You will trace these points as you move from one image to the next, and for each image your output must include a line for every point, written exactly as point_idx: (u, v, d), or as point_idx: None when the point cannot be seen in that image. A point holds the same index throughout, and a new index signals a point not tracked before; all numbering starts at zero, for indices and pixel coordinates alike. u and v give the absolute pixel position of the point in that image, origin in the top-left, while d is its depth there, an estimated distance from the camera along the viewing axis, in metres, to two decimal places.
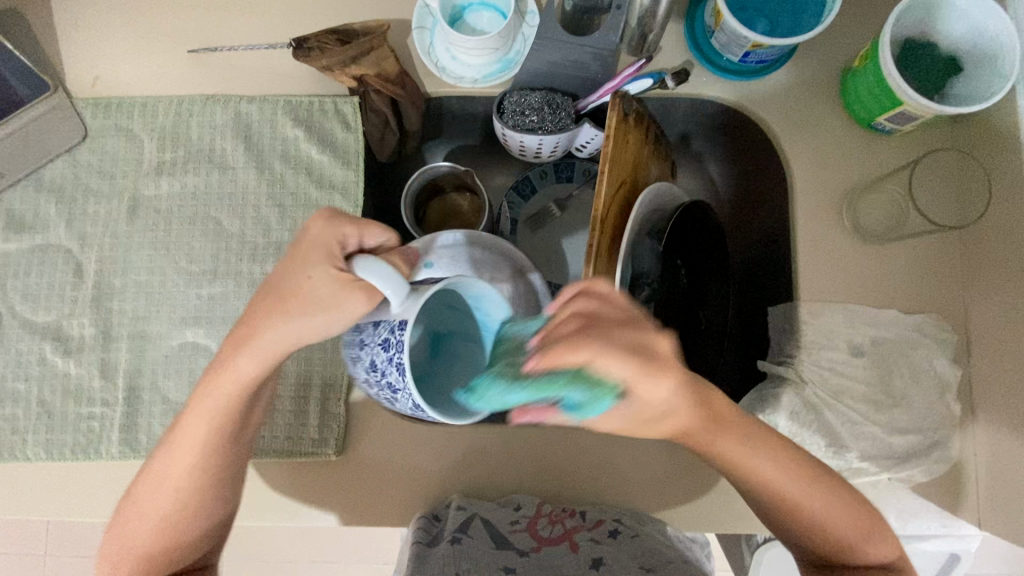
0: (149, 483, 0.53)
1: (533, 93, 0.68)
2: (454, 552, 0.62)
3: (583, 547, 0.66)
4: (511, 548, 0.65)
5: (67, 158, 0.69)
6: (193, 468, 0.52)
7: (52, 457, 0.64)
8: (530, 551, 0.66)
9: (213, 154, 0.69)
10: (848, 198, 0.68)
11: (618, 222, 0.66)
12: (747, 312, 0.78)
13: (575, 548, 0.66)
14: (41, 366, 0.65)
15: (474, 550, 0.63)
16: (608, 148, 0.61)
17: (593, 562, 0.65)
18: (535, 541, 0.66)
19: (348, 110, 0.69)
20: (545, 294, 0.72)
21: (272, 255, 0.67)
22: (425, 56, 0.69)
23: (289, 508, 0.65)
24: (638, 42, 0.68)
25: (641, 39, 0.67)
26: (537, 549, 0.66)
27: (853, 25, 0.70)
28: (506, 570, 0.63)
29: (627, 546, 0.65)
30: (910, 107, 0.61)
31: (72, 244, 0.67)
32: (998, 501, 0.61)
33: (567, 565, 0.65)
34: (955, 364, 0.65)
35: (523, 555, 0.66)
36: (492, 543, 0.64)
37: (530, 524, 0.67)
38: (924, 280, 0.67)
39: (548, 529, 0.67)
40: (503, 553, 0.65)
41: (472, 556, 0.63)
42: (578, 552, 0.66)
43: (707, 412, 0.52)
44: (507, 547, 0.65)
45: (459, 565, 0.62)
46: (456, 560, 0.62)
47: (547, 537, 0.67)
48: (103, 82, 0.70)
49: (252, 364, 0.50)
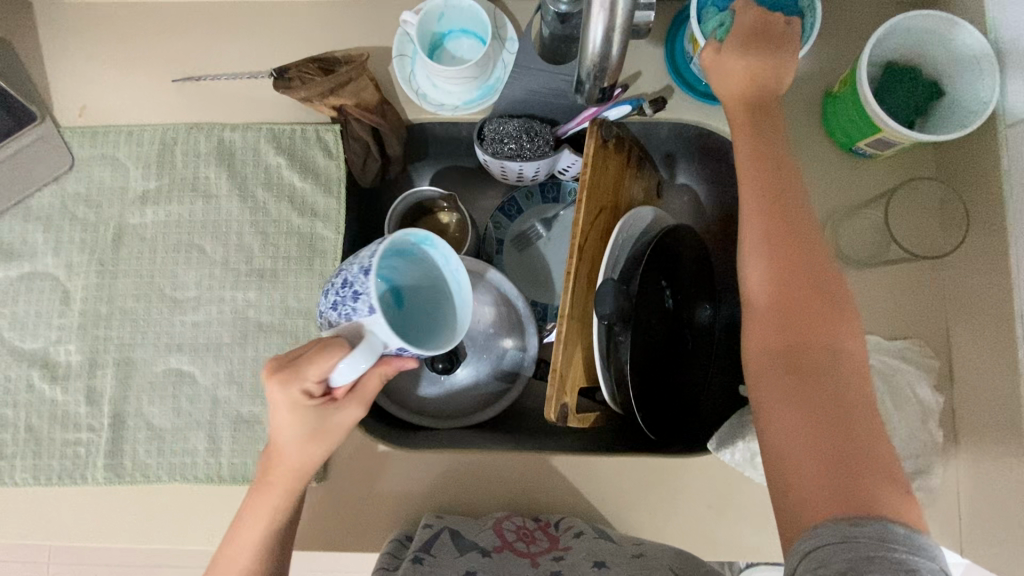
0: None
1: (511, 121, 0.68)
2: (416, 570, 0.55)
3: (546, 561, 0.58)
4: (475, 550, 0.59)
5: (54, 187, 0.70)
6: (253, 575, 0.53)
7: (40, 483, 0.65)
8: (493, 552, 0.59)
9: (197, 181, 0.69)
10: (829, 223, 0.68)
11: (597, 248, 0.66)
12: (733, 332, 0.78)
13: (538, 563, 0.58)
14: (29, 392, 0.66)
15: (435, 564, 0.56)
16: (587, 176, 0.62)
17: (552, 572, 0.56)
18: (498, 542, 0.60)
19: (330, 138, 0.70)
20: (523, 308, 0.77)
21: (255, 282, 0.68)
22: (406, 83, 0.69)
23: None
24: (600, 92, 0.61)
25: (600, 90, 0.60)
26: (500, 550, 0.59)
27: (835, 50, 0.69)
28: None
29: (591, 546, 0.59)
30: (889, 133, 0.61)
31: (59, 271, 0.68)
32: (980, 531, 0.60)
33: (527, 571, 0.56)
34: (937, 391, 0.65)
35: (484, 556, 0.58)
36: (456, 552, 0.58)
37: (494, 527, 0.62)
38: (905, 305, 0.67)
39: (512, 536, 0.61)
40: (467, 559, 0.58)
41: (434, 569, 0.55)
42: (540, 564, 0.57)
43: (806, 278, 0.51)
44: (471, 552, 0.58)
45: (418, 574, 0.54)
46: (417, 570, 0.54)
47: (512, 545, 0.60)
48: (90, 111, 0.71)
49: (297, 478, 0.53)
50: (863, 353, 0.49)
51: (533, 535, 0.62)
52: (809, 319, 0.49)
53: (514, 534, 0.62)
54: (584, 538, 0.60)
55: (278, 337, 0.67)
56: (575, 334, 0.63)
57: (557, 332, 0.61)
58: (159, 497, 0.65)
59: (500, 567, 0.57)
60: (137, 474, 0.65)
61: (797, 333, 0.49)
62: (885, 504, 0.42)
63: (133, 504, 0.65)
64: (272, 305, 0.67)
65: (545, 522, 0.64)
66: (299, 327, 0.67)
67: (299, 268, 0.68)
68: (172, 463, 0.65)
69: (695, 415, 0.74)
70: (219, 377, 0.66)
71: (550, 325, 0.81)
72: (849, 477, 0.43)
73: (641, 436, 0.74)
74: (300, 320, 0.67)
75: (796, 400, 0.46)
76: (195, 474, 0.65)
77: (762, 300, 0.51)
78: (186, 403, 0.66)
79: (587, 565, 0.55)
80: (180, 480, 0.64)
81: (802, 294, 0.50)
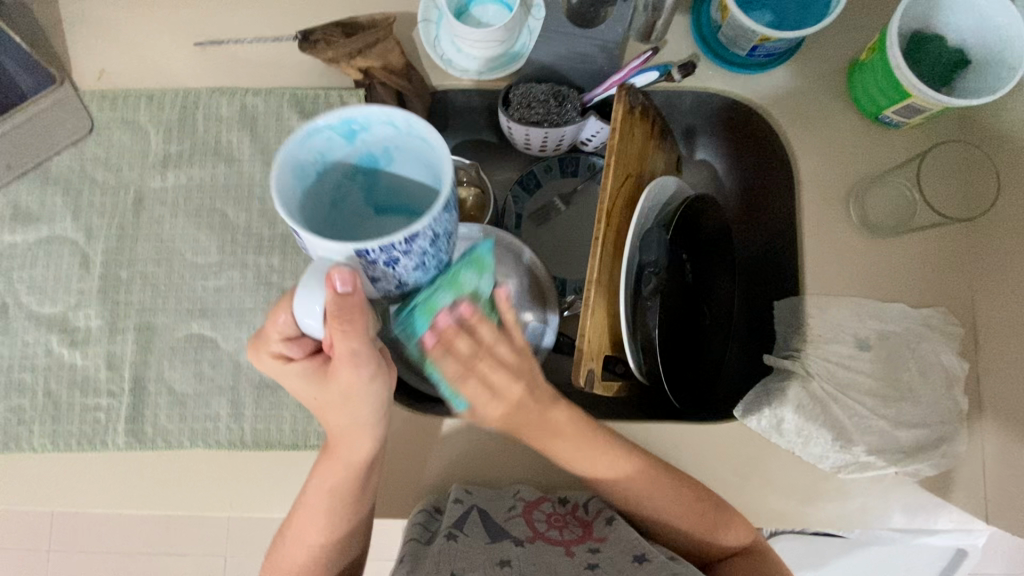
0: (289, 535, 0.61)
1: (539, 85, 0.68)
2: (448, 548, 0.58)
3: (581, 552, 0.61)
4: (507, 538, 0.61)
5: (73, 150, 0.69)
6: (323, 517, 0.59)
7: (58, 448, 0.64)
8: (527, 542, 0.61)
9: (219, 146, 0.69)
10: (854, 191, 0.68)
11: (624, 215, 0.64)
12: (752, 306, 0.77)
13: (574, 553, 0.61)
14: (48, 357, 0.65)
15: (470, 550, 0.59)
16: (617, 138, 0.59)
17: (589, 564, 0.59)
18: (531, 531, 0.61)
19: (354, 103, 0.69)
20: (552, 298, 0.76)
21: (278, 247, 0.67)
22: (431, 48, 0.69)
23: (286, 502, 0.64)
24: (647, 29, 0.69)
25: (649, 26, 0.68)
26: (533, 540, 0.61)
27: (861, 19, 0.70)
28: (502, 565, 0.58)
29: (627, 534, 0.62)
30: (918, 99, 0.61)
31: (78, 235, 0.67)
32: (1006, 498, 0.60)
33: (561, 564, 0.59)
34: (963, 358, 0.64)
35: (518, 545, 0.60)
36: (487, 538, 0.60)
37: (527, 511, 0.63)
38: (932, 273, 0.66)
39: (545, 524, 0.63)
40: (499, 547, 0.60)
41: (469, 559, 0.58)
42: (575, 556, 0.60)
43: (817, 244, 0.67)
44: (503, 540, 0.60)
45: (453, 566, 0.57)
46: (456, 559, 0.57)
47: (544, 531, 0.62)
48: (110, 74, 0.70)
49: (356, 445, 0.56)
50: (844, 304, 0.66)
51: (564, 520, 0.64)
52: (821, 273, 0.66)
53: (545, 520, 0.63)
54: (617, 525, 0.63)
55: None
56: (602, 301, 0.62)
57: (584, 298, 0.59)
58: (178, 464, 0.64)
59: (536, 557, 0.60)
60: (157, 440, 0.64)
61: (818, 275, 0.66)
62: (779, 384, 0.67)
63: (151, 471, 0.64)
64: (295, 271, 0.67)
65: (572, 505, 0.66)
66: None
67: None
68: (193, 429, 0.64)
69: (713, 388, 0.74)
70: (241, 342, 0.66)
71: (569, 298, 0.80)
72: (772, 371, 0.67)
73: (663, 407, 0.74)
74: None
75: (624, 474, 0.62)
76: (216, 440, 0.64)
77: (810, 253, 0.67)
78: (207, 368, 0.65)
79: (628, 559, 0.59)
80: (202, 445, 0.64)
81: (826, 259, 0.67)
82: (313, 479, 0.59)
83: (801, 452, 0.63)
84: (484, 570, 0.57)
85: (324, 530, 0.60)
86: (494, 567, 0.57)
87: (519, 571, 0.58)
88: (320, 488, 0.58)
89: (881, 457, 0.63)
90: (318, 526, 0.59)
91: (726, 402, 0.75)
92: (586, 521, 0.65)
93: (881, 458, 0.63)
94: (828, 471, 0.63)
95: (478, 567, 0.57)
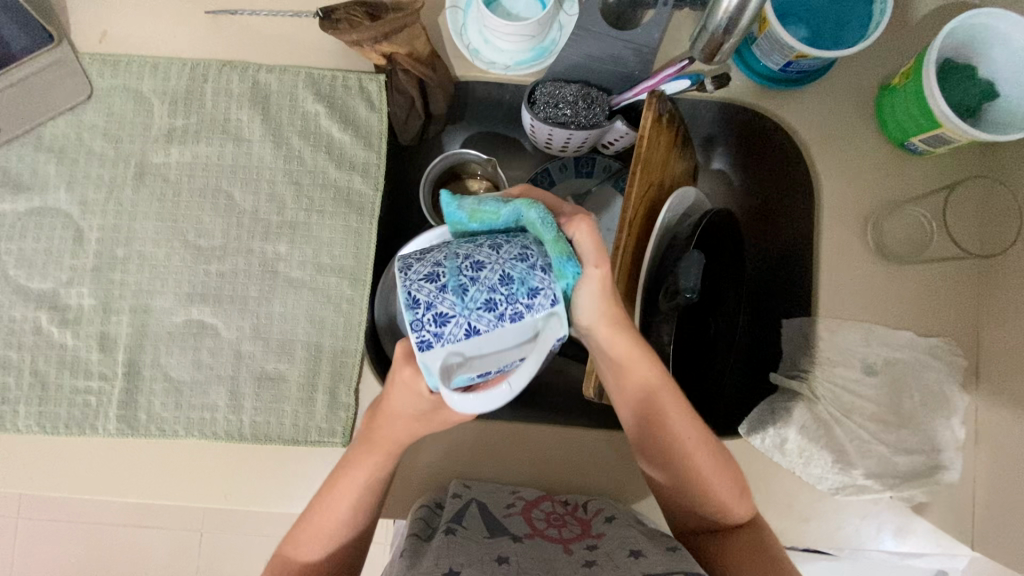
0: (314, 510, 0.55)
1: (568, 85, 0.66)
2: (448, 541, 0.55)
3: (578, 551, 0.57)
4: (505, 533, 0.58)
5: (69, 118, 0.65)
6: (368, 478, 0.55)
7: (44, 431, 0.61)
8: (525, 538, 0.58)
9: (228, 123, 0.65)
10: (873, 216, 0.68)
11: (645, 223, 0.63)
12: (759, 323, 0.78)
13: (571, 551, 0.57)
14: (36, 335, 0.62)
15: (465, 541, 0.56)
16: (644, 145, 0.57)
17: (586, 562, 0.55)
18: (529, 529, 0.59)
19: (374, 88, 0.66)
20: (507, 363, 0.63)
21: (286, 234, 0.65)
22: (458, 37, 0.66)
23: (278, 492, 0.63)
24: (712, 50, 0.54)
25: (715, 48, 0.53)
26: (531, 537, 0.58)
27: (895, 42, 0.69)
28: (498, 559, 0.54)
29: (624, 533, 0.58)
30: (949, 130, 0.60)
31: (72, 208, 0.64)
32: (994, 527, 0.62)
33: (558, 560, 0.55)
34: (964, 390, 0.65)
35: (516, 542, 0.57)
36: (485, 532, 0.58)
37: (525, 510, 0.61)
38: (940, 303, 0.67)
39: (543, 523, 0.60)
40: (497, 543, 0.57)
41: (462, 549, 0.54)
42: (572, 554, 0.56)
43: (832, 262, 0.67)
44: (500, 535, 0.58)
45: (452, 557, 0.53)
46: (452, 550, 0.53)
47: (542, 530, 0.60)
48: (112, 38, 0.66)
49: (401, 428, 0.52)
50: (852, 329, 0.66)
51: (563, 520, 0.61)
52: (844, 285, 0.67)
53: (544, 520, 0.61)
54: (616, 524, 0.60)
55: (307, 294, 0.64)
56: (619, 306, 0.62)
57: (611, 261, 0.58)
58: (174, 450, 0.63)
59: (533, 552, 0.56)
60: (151, 427, 0.61)
61: (835, 283, 0.67)
62: (791, 397, 0.68)
63: (146, 456, 0.62)
64: (304, 260, 0.64)
65: (572, 505, 0.63)
66: (332, 286, 0.64)
67: (333, 222, 0.65)
68: (189, 418, 0.62)
69: (717, 404, 0.73)
70: (243, 331, 0.63)
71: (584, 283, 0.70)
72: (736, 487, 0.58)
73: None
74: (332, 278, 0.64)
75: (650, 391, 0.55)
76: (213, 431, 0.62)
77: (829, 266, 0.67)
78: (207, 356, 0.63)
79: (625, 554, 0.55)
80: (198, 435, 0.61)
81: (855, 275, 0.67)
82: (380, 438, 0.53)
83: (802, 472, 0.64)
84: (476, 560, 0.53)
85: (354, 501, 0.55)
86: (491, 562, 0.53)
87: (514, 565, 0.53)
88: (374, 457, 0.54)
89: (878, 481, 0.64)
90: (355, 501, 0.55)
91: (727, 416, 0.75)
92: (585, 521, 0.61)
93: (878, 482, 0.64)
94: (825, 492, 0.65)
95: (475, 555, 0.53)
